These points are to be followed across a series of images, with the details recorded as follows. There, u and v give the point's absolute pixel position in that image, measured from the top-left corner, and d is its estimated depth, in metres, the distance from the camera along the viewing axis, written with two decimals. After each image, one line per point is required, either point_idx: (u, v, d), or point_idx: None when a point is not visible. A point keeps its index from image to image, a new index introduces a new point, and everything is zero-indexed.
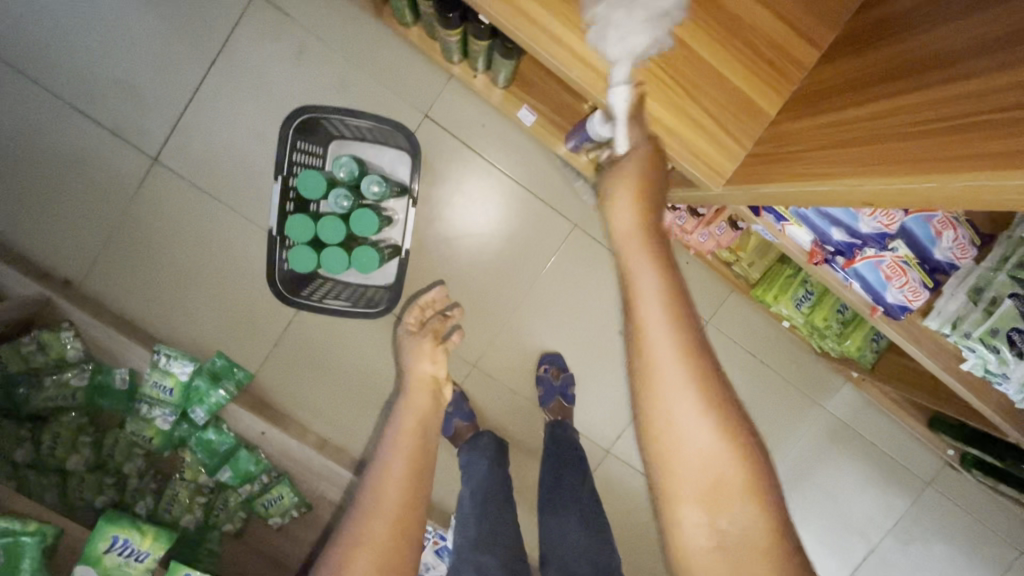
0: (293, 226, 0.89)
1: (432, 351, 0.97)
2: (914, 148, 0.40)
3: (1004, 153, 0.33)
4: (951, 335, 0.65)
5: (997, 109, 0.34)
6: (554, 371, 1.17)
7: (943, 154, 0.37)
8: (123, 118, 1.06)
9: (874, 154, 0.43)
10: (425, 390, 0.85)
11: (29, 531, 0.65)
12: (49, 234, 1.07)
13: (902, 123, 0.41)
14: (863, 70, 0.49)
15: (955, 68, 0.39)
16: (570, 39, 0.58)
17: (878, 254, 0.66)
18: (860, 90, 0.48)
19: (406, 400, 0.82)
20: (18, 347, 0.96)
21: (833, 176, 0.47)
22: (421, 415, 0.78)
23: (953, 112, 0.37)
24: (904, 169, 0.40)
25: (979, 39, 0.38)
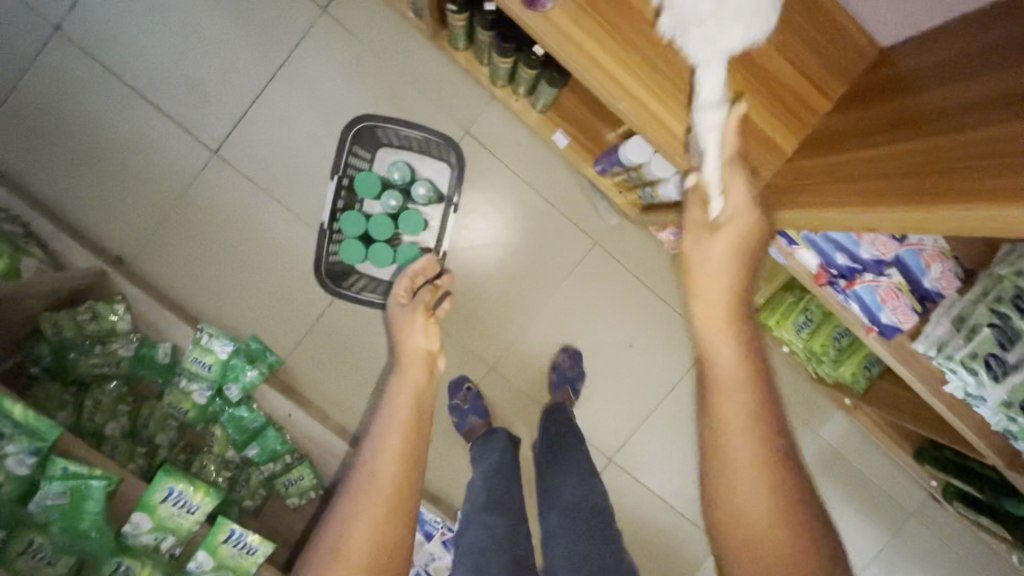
0: (345, 223, 1.04)
1: (424, 325, 0.96)
2: (914, 183, 0.48)
3: (1003, 190, 0.40)
4: (935, 357, 0.74)
5: (991, 156, 0.43)
6: (569, 364, 1.25)
7: (940, 189, 0.45)
8: (189, 113, 1.14)
9: (880, 185, 0.51)
10: (418, 365, 0.89)
11: (96, 476, 0.71)
12: (108, 213, 1.15)
13: (907, 161, 0.49)
14: (874, 119, 0.58)
15: (957, 121, 0.47)
16: (621, 73, 0.67)
17: (875, 279, 0.74)
18: (871, 134, 0.57)
19: (401, 375, 0.86)
20: (75, 314, 1.03)
21: (841, 205, 0.55)
22: (414, 390, 0.83)
23: (951, 156, 0.46)
24: (904, 199, 0.48)
25: (987, 98, 0.46)
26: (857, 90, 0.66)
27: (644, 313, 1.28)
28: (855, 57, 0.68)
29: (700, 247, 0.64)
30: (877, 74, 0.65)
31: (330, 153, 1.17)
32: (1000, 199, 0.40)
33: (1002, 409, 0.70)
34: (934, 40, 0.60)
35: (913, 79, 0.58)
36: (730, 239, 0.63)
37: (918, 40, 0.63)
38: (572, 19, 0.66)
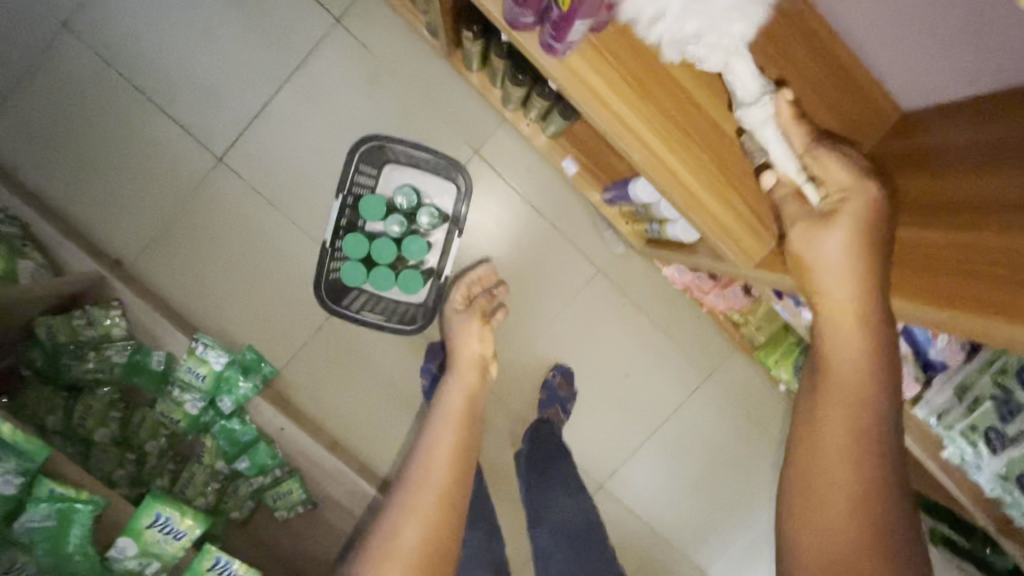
0: (349, 246, 1.02)
1: (478, 330, 1.06)
2: (941, 282, 0.48)
3: (996, 305, 0.41)
4: (935, 425, 0.74)
5: (1000, 264, 0.43)
6: (561, 382, 1.24)
7: (959, 292, 0.46)
8: (196, 117, 1.13)
9: (917, 278, 0.52)
10: (474, 365, 1.00)
11: (83, 499, 0.70)
12: (109, 215, 1.13)
13: (939, 258, 0.50)
14: (911, 196, 0.58)
15: (975, 215, 0.47)
16: (636, 123, 0.66)
17: (880, 346, 0.75)
18: (907, 214, 0.57)
19: (456, 379, 0.97)
20: (71, 319, 1.02)
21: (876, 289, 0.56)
22: (465, 394, 0.95)
23: (970, 258, 0.46)
24: (931, 297, 0.49)
25: (991, 199, 0.47)
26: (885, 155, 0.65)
27: (643, 342, 1.28)
28: (876, 120, 0.68)
29: (811, 237, 0.59)
30: (902, 140, 0.65)
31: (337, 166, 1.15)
32: (1005, 315, 0.40)
33: (998, 479, 0.70)
34: (957, 108, 0.59)
35: (938, 154, 0.57)
36: (848, 228, 0.57)
37: (941, 105, 0.62)
38: (595, 74, 0.65)
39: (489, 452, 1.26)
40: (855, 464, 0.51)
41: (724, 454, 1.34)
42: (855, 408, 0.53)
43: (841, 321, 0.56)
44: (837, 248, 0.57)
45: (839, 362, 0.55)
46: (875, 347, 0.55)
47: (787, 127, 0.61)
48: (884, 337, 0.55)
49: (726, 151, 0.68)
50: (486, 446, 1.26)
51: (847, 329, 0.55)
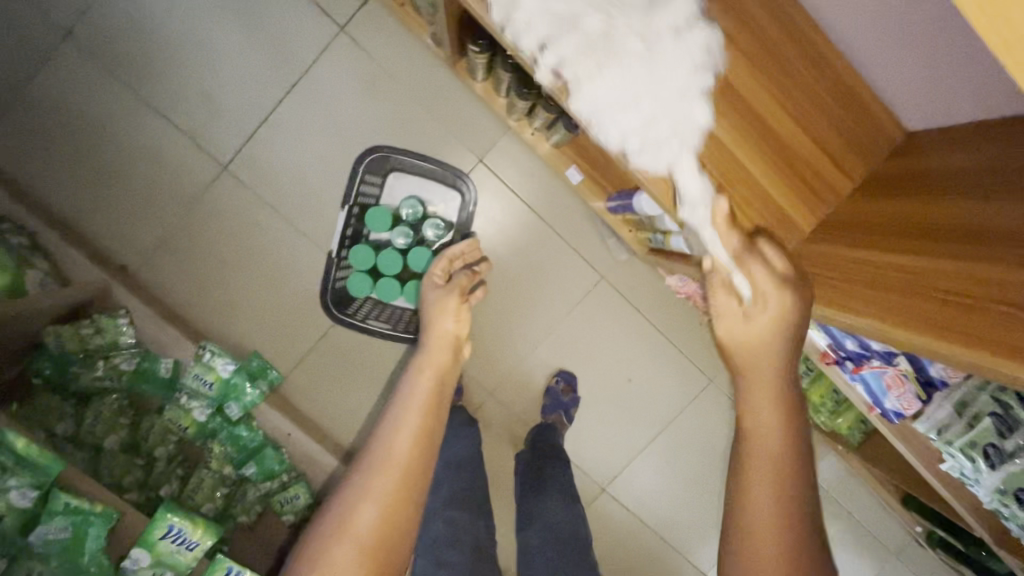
0: (353, 257, 1.03)
1: (456, 307, 0.97)
2: (927, 308, 0.50)
3: (1010, 344, 0.42)
4: (935, 439, 0.74)
5: (994, 297, 0.44)
6: (565, 387, 1.26)
7: (950, 322, 0.47)
8: (200, 127, 1.13)
9: (894, 300, 0.54)
10: (446, 343, 0.91)
11: (97, 512, 0.72)
12: (115, 224, 1.14)
13: (919, 282, 0.52)
14: (894, 218, 0.60)
15: (975, 247, 0.49)
16: None
17: (882, 366, 0.72)
18: (889, 237, 0.59)
19: (426, 355, 0.89)
20: (78, 329, 1.02)
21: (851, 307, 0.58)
22: (436, 372, 0.85)
23: (962, 289, 0.48)
24: (913, 322, 0.50)
25: (1008, 235, 0.47)
26: (882, 176, 0.67)
27: (646, 348, 1.29)
28: (879, 141, 0.69)
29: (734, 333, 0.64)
30: (903, 161, 0.66)
31: (343, 175, 1.16)
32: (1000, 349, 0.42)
33: (995, 494, 0.71)
34: (965, 137, 0.61)
35: (936, 180, 0.59)
36: (771, 322, 0.62)
37: (948, 130, 0.64)
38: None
39: (492, 457, 1.28)
40: (775, 514, 0.57)
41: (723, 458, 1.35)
42: (775, 489, 0.58)
43: (760, 401, 0.61)
44: (754, 323, 0.62)
45: (758, 437, 0.60)
46: (783, 401, 0.61)
47: (722, 233, 0.66)
48: (798, 396, 0.62)
49: (735, 170, 0.67)
50: (489, 451, 1.28)
51: (774, 422, 0.60)
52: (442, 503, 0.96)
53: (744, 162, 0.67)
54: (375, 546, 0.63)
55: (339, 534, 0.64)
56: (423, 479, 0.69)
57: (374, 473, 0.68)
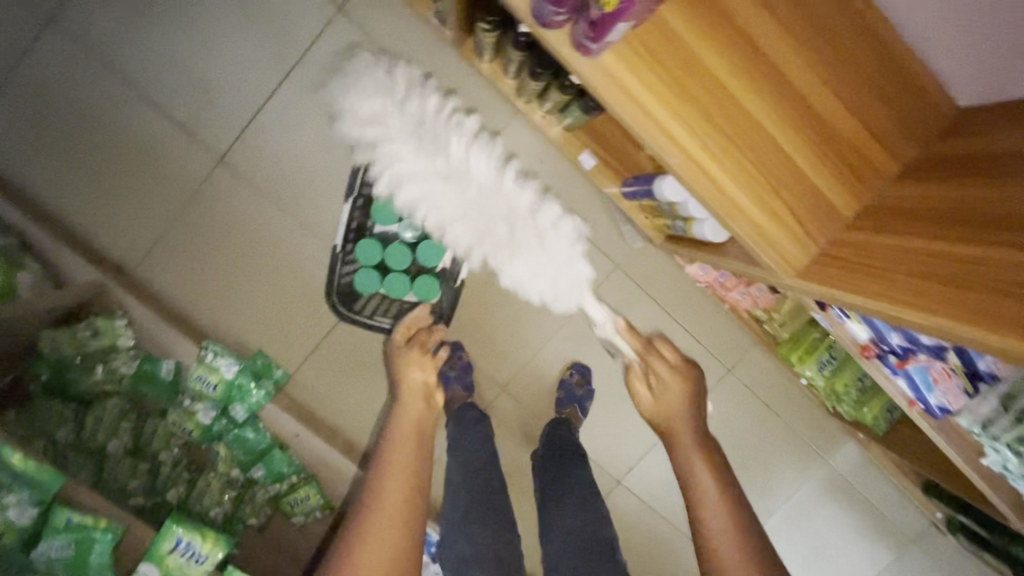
0: (362, 250, 0.97)
1: (420, 357, 1.02)
2: (988, 301, 0.46)
3: None
4: (978, 434, 0.70)
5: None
6: (579, 380, 1.22)
7: (1013, 316, 0.44)
8: (193, 116, 1.07)
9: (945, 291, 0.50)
10: (418, 393, 0.94)
11: (101, 527, 0.68)
12: (107, 220, 1.08)
13: (977, 273, 0.48)
14: (941, 205, 0.56)
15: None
16: (675, 127, 0.62)
17: (929, 360, 0.69)
18: (933, 224, 0.55)
19: (399, 408, 0.91)
20: (74, 332, 0.99)
21: (893, 299, 0.54)
22: (413, 419, 0.89)
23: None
24: (973, 317, 0.46)
25: None
26: (925, 159, 0.63)
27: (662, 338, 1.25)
28: (927, 119, 0.64)
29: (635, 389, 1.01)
30: (951, 143, 0.62)
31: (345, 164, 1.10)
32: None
33: None
34: (1015, 115, 0.57)
35: (989, 162, 0.55)
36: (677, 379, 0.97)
37: (997, 108, 0.60)
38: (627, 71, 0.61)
39: (505, 452, 1.25)
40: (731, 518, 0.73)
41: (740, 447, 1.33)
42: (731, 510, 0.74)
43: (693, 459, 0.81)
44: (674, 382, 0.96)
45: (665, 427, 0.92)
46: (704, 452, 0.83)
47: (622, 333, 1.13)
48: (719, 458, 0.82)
49: (774, 159, 0.63)
50: (502, 447, 1.25)
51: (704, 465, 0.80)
52: (460, 505, 0.93)
53: (782, 149, 0.63)
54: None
55: (356, 548, 0.68)
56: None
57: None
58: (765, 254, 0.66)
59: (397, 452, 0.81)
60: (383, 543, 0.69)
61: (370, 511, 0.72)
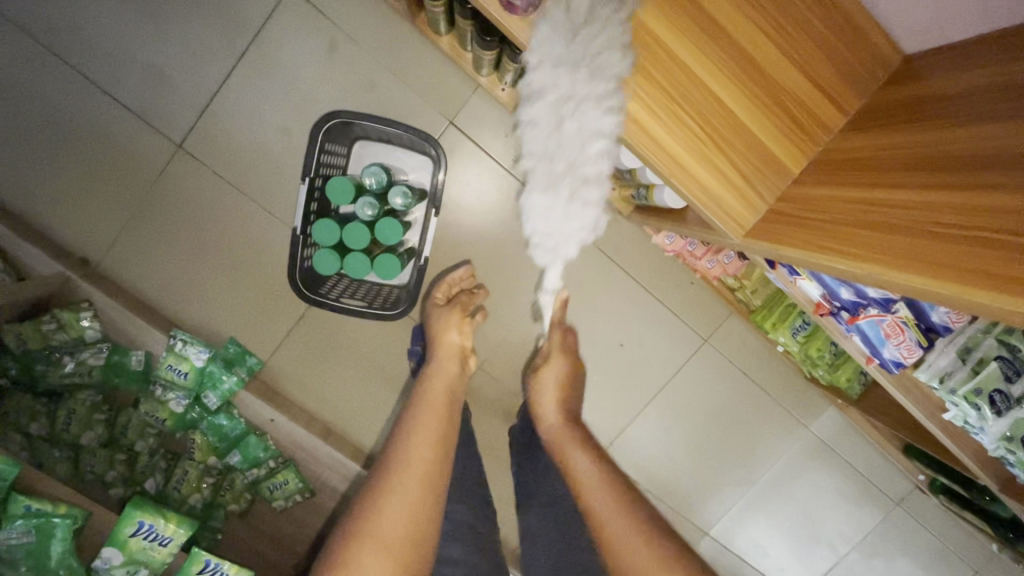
0: (319, 230, 0.94)
1: (458, 321, 0.95)
2: (922, 246, 0.44)
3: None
4: (937, 388, 0.71)
5: (995, 231, 0.40)
6: None
7: (950, 260, 0.42)
8: (150, 103, 1.06)
9: (886, 240, 0.48)
10: (451, 358, 0.87)
11: (61, 513, 0.68)
12: (69, 213, 1.08)
13: (914, 217, 0.46)
14: (879, 153, 0.55)
15: (981, 178, 0.43)
16: None
17: (880, 314, 0.68)
18: (877, 172, 0.53)
19: (434, 365, 0.85)
20: (39, 325, 0.98)
21: (834, 251, 0.52)
22: (446, 381, 0.82)
23: (964, 223, 0.42)
24: (908, 263, 0.45)
25: (1023, 155, 0.41)
26: (871, 108, 0.61)
27: (636, 310, 1.25)
28: (871, 69, 0.63)
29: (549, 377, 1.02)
30: (896, 90, 0.60)
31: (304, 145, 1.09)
32: (1009, 289, 0.37)
33: (1001, 441, 0.67)
34: (961, 56, 0.55)
35: (935, 104, 0.53)
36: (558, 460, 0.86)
37: (944, 51, 0.58)
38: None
39: (484, 430, 1.25)
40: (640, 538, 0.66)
41: (720, 415, 1.33)
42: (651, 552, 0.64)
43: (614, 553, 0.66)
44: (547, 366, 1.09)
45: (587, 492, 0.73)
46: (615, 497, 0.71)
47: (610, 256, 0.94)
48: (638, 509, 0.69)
49: (715, 114, 0.61)
50: (481, 425, 1.25)
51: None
52: None
53: (723, 103, 0.61)
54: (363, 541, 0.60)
55: (349, 541, 0.60)
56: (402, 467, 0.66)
57: (396, 475, 0.65)
58: (712, 212, 0.65)
59: (412, 426, 0.72)
60: (383, 540, 0.60)
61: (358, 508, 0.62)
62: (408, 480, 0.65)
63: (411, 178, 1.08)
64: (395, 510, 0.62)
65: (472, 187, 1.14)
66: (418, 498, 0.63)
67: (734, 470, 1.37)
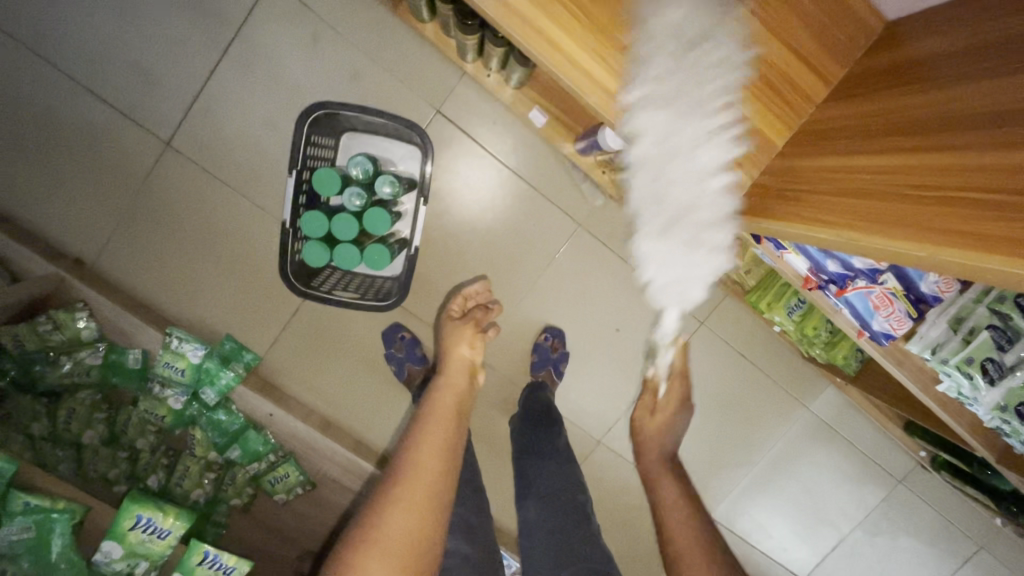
0: (307, 223, 0.94)
1: (471, 337, 0.96)
2: (900, 209, 0.44)
3: (1006, 237, 0.35)
4: (929, 359, 0.70)
5: (974, 188, 0.39)
6: (554, 343, 1.21)
7: (930, 221, 0.41)
8: (136, 102, 1.06)
9: (864, 204, 0.48)
10: (461, 370, 0.87)
11: (59, 508, 0.69)
12: (61, 215, 1.08)
13: (894, 181, 0.46)
14: (861, 121, 0.54)
15: (955, 137, 0.43)
16: (591, 67, 0.60)
17: (869, 286, 0.68)
18: (859, 139, 0.53)
19: (443, 379, 0.84)
20: (35, 326, 0.99)
21: (815, 221, 0.52)
22: (457, 393, 0.81)
23: (939, 182, 0.42)
24: (884, 226, 0.45)
25: (1000, 112, 0.41)
26: (854, 76, 0.60)
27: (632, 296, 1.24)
28: (855, 34, 0.62)
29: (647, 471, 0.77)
30: (878, 56, 0.59)
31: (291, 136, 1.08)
32: (991, 247, 0.36)
33: (995, 411, 0.67)
34: (942, 18, 0.54)
35: (917, 68, 0.52)
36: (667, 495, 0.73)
37: (926, 15, 0.57)
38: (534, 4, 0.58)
39: (482, 420, 1.25)
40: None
41: (718, 398, 1.33)
42: None
43: None
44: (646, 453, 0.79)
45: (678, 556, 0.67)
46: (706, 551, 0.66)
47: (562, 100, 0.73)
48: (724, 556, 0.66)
49: None
50: (479, 415, 1.25)
51: None
52: None
53: None
54: (357, 530, 0.60)
55: (361, 545, 0.59)
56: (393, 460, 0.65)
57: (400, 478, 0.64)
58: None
59: (432, 424, 0.72)
60: (390, 540, 0.59)
61: (370, 505, 0.63)
62: (412, 484, 0.63)
63: (397, 167, 1.08)
64: (401, 511, 0.61)
65: (462, 176, 1.14)
66: (399, 484, 0.63)
67: (735, 452, 1.37)
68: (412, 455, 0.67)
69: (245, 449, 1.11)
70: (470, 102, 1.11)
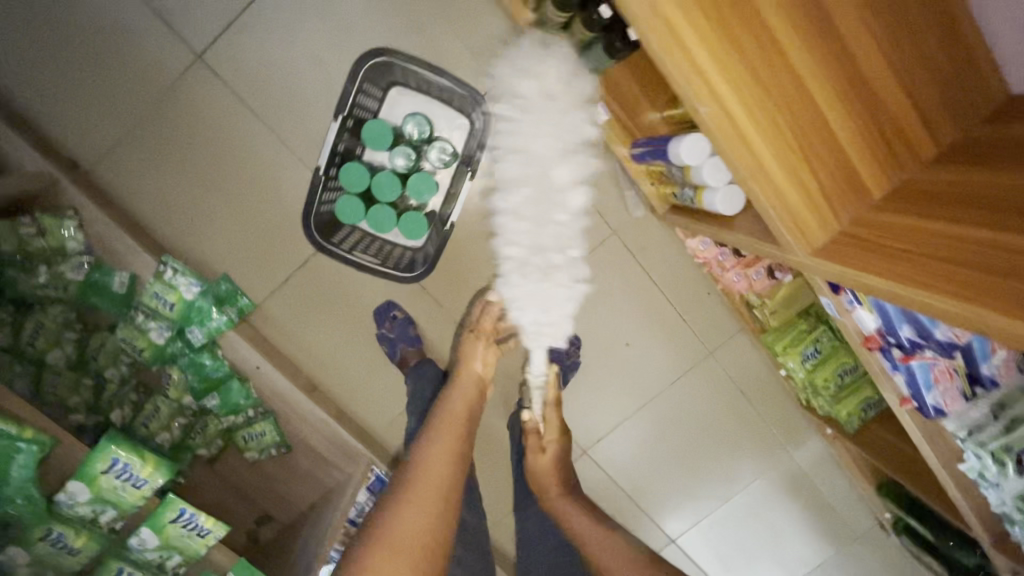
0: (349, 173, 0.94)
1: (484, 350, 0.95)
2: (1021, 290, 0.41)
3: None
4: (963, 440, 0.70)
5: None
6: (571, 349, 1.15)
7: None
8: (173, 4, 0.96)
9: (979, 278, 0.44)
10: (472, 385, 0.88)
11: (25, 438, 0.60)
12: (64, 109, 0.98)
13: (1012, 259, 0.43)
14: (975, 190, 0.52)
15: None
16: (711, 70, 0.55)
17: (935, 359, 0.66)
18: (977, 207, 0.50)
19: (455, 387, 0.87)
20: (17, 226, 0.89)
21: (915, 282, 0.49)
22: (467, 401, 0.84)
23: None
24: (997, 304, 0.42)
25: None
26: (970, 142, 0.58)
27: (649, 315, 1.22)
28: (978, 98, 0.60)
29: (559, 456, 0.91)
30: (995, 129, 0.58)
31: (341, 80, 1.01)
32: None
33: (1017, 499, 0.68)
34: None
35: None
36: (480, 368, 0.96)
37: None
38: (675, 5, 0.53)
39: None
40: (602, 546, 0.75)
41: (708, 430, 1.33)
42: None
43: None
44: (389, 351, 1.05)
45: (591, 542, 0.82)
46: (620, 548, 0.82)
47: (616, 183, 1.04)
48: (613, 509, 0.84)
49: (808, 117, 0.58)
50: None
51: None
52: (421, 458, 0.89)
53: (813, 99, 0.57)
54: (373, 524, 0.63)
55: (375, 541, 0.60)
56: (425, 468, 0.68)
57: (417, 476, 0.67)
58: (745, 171, 0.59)
59: (443, 434, 0.75)
60: (407, 537, 0.61)
61: (388, 501, 0.65)
62: (427, 487, 0.66)
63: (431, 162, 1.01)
64: (418, 511, 0.63)
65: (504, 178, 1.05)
66: (412, 486, 0.66)
67: (711, 486, 1.37)
68: (431, 456, 0.70)
69: (224, 398, 1.04)
70: (532, 84, 1.05)
